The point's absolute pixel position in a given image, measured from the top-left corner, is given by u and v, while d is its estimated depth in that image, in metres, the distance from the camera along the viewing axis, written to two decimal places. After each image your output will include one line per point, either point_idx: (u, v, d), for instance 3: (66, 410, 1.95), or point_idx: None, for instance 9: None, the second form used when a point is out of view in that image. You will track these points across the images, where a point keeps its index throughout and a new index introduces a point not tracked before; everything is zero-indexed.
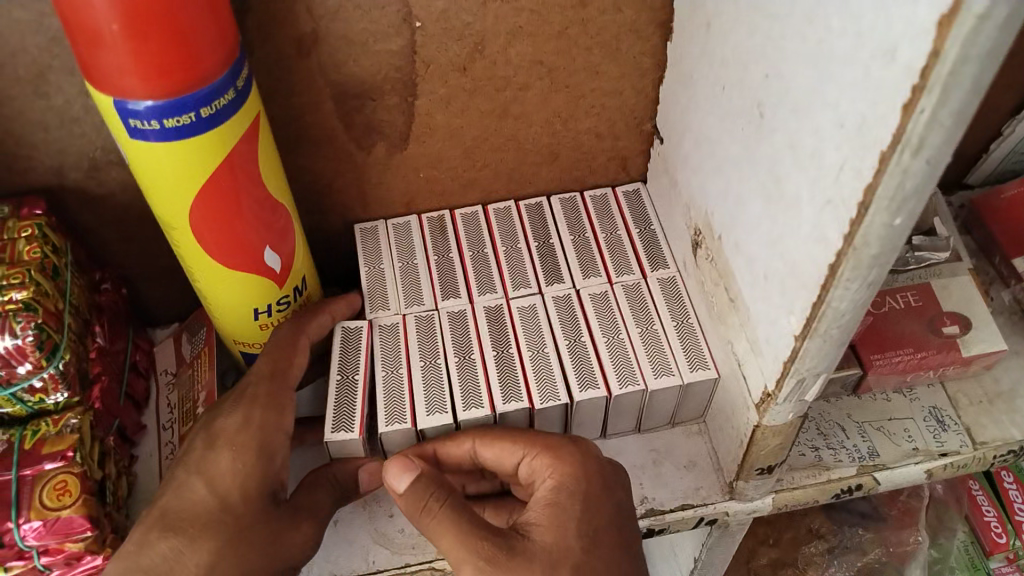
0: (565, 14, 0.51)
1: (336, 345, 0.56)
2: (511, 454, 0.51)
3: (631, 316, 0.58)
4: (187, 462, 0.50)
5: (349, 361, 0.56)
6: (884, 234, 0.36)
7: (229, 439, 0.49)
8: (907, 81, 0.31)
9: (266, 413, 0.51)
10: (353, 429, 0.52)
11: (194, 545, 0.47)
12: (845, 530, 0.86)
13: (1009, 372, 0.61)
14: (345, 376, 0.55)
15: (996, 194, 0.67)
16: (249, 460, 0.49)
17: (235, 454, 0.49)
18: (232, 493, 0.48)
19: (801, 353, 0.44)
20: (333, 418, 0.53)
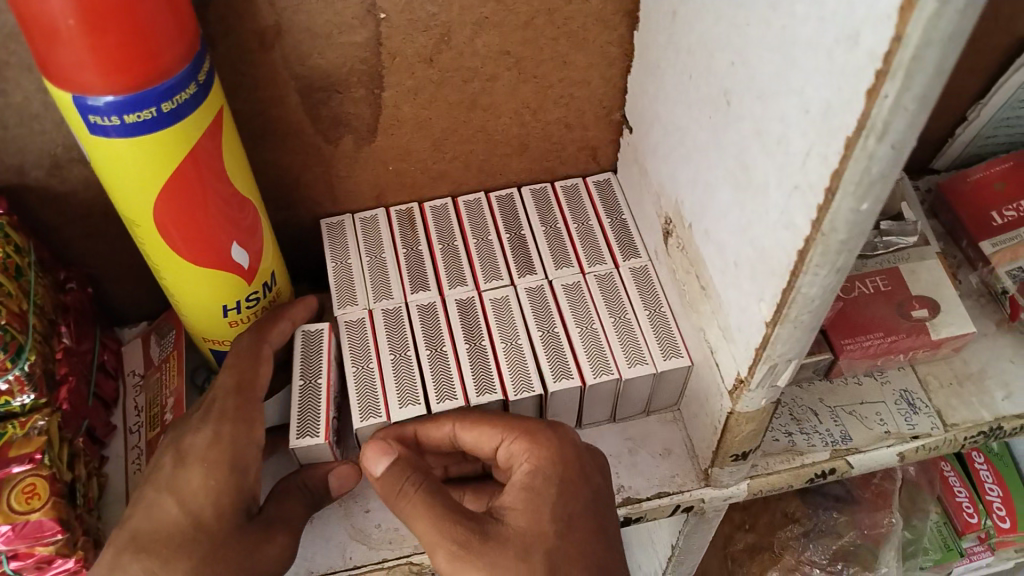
0: (531, 4, 0.51)
1: (297, 349, 0.55)
2: (489, 437, 0.50)
3: (604, 305, 0.58)
4: (157, 480, 0.49)
5: (312, 364, 0.55)
6: (852, 219, 0.36)
7: (200, 455, 0.49)
8: (870, 67, 0.31)
9: (235, 427, 0.50)
10: (318, 434, 0.52)
11: (169, 566, 0.46)
12: (819, 513, 0.87)
13: (977, 354, 0.62)
14: (308, 380, 0.54)
15: (962, 178, 0.67)
16: (221, 476, 0.48)
17: (204, 472, 0.48)
18: (204, 511, 0.47)
19: (772, 338, 0.44)
20: (297, 425, 0.53)
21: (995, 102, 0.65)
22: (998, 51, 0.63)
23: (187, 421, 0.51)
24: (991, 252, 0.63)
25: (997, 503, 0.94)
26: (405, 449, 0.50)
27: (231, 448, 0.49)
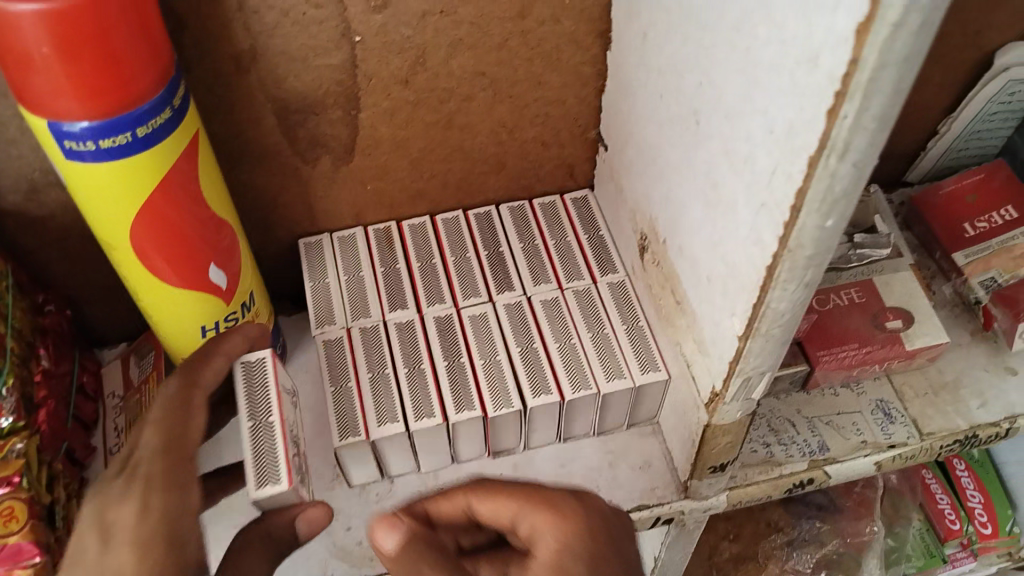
0: (504, 25, 0.52)
1: (239, 384, 0.48)
2: (501, 506, 0.46)
3: (582, 321, 0.59)
4: (78, 571, 0.39)
5: (260, 400, 0.47)
6: (817, 235, 0.37)
7: (128, 535, 0.40)
8: (830, 89, 0.32)
9: (166, 494, 0.41)
10: (281, 481, 0.46)
11: None
12: (802, 523, 0.88)
13: (952, 364, 0.63)
14: (257, 420, 0.47)
15: (934, 191, 0.68)
16: (159, 557, 0.39)
17: (138, 553, 0.39)
18: None
19: (745, 352, 0.45)
20: (255, 472, 0.46)
21: (965, 116, 0.66)
22: (965, 65, 0.64)
23: (103, 495, 0.41)
24: (964, 262, 0.64)
25: (979, 510, 0.95)
26: (417, 523, 0.45)
27: (172, 519, 0.41)
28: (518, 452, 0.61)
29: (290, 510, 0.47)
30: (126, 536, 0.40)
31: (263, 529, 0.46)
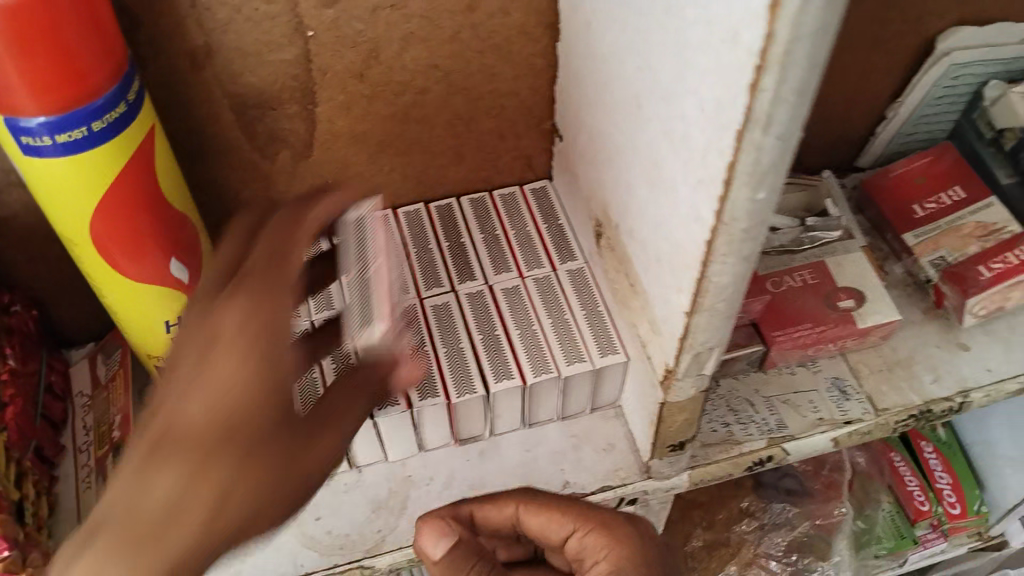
0: (455, 18, 0.53)
1: (348, 238, 0.49)
2: (550, 520, 0.54)
3: (543, 306, 0.60)
4: (176, 378, 0.40)
5: (364, 252, 0.49)
6: (750, 208, 0.39)
7: (229, 341, 0.40)
8: (750, 63, 0.34)
9: (259, 302, 0.41)
10: (384, 317, 0.47)
11: (206, 474, 0.38)
12: (773, 506, 0.89)
13: (905, 341, 0.64)
14: (363, 270, 0.49)
15: (884, 174, 0.70)
16: (256, 362, 0.39)
17: (234, 367, 0.39)
18: (240, 412, 0.39)
19: (692, 328, 0.46)
20: (373, 310, 0.47)
21: (912, 100, 0.69)
22: (909, 51, 0.66)
23: (213, 302, 0.42)
24: (914, 243, 0.66)
25: (947, 491, 0.97)
26: (463, 530, 0.53)
27: (265, 349, 0.40)
28: (485, 439, 0.62)
29: (386, 363, 0.45)
30: (227, 343, 0.40)
31: (356, 381, 0.44)
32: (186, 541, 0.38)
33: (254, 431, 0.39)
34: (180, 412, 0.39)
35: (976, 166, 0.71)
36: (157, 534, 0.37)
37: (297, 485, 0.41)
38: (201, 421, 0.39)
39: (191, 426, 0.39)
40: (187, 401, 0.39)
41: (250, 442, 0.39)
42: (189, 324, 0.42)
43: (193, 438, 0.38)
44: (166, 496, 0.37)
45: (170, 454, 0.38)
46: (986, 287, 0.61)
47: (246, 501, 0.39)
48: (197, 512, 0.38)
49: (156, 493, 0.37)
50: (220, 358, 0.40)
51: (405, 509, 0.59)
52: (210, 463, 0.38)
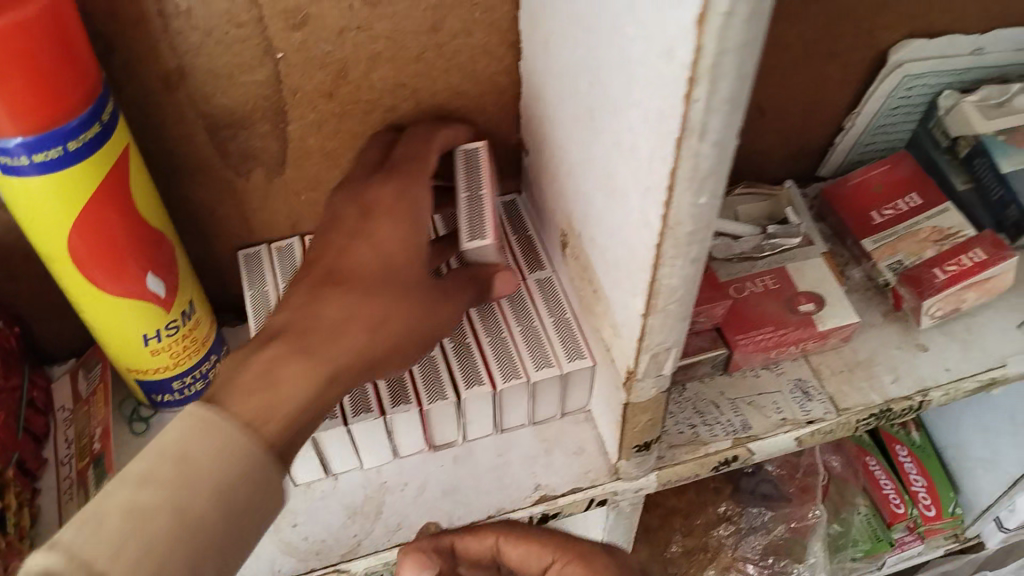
0: (419, 39, 0.55)
1: (460, 165, 0.61)
2: (528, 552, 0.56)
3: (512, 314, 0.62)
4: (345, 229, 0.56)
5: (474, 178, 0.60)
6: (693, 213, 0.41)
7: (386, 208, 0.56)
8: (683, 76, 0.36)
9: (400, 183, 0.57)
10: (486, 236, 0.57)
11: (369, 297, 0.53)
12: (749, 511, 0.91)
13: (865, 343, 0.66)
14: (471, 193, 0.59)
15: (843, 182, 0.72)
16: (405, 224, 0.56)
17: (390, 230, 0.55)
18: (394, 255, 0.55)
19: (648, 329, 0.48)
20: (467, 229, 0.58)
21: (866, 111, 0.71)
22: (861, 64, 0.68)
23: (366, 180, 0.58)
24: (873, 248, 0.68)
25: (922, 493, 0.98)
26: (443, 561, 0.55)
27: (414, 216, 0.56)
28: (459, 445, 0.64)
29: (490, 267, 0.60)
30: (383, 214, 0.56)
31: (470, 274, 0.58)
32: (343, 355, 0.50)
33: (403, 277, 0.54)
34: (352, 253, 0.55)
35: (934, 172, 0.73)
36: (314, 350, 0.49)
37: (432, 322, 0.55)
38: (364, 263, 0.54)
39: (358, 266, 0.54)
40: (354, 245, 0.55)
41: (401, 282, 0.54)
42: (353, 185, 0.59)
43: (361, 274, 0.53)
44: (335, 317, 0.51)
45: (343, 283, 0.53)
46: (942, 287, 0.63)
47: (395, 331, 0.53)
48: (354, 333, 0.51)
49: (326, 313, 0.51)
50: (374, 227, 0.56)
51: (381, 514, 0.61)
52: (368, 298, 0.52)
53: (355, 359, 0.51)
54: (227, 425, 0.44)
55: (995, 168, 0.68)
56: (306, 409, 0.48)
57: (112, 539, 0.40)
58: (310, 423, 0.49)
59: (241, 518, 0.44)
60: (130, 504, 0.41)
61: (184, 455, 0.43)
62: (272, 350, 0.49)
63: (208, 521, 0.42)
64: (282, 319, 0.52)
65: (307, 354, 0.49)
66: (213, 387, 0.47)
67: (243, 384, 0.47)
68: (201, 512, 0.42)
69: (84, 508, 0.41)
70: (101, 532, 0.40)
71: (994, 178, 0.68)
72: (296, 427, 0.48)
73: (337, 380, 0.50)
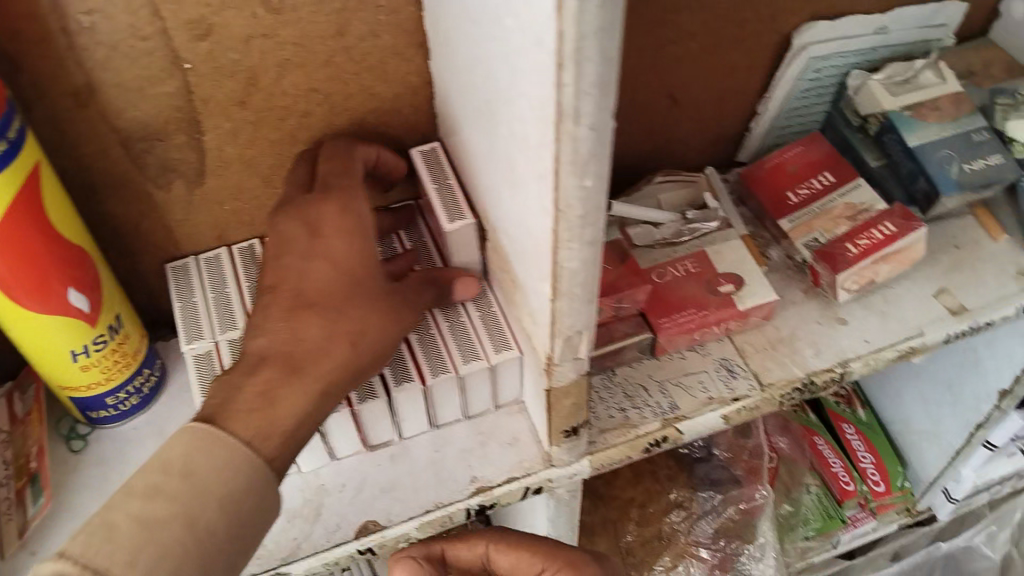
0: (326, 44, 0.57)
1: (421, 162, 0.63)
2: (519, 561, 0.59)
3: (439, 312, 0.64)
4: (298, 251, 0.55)
5: (437, 169, 0.63)
6: (580, 195, 0.42)
7: (337, 226, 0.56)
8: (552, 61, 0.37)
9: (343, 199, 0.57)
10: (467, 216, 0.59)
11: (345, 313, 0.53)
12: (700, 497, 0.94)
13: (788, 320, 0.68)
14: (439, 183, 0.62)
15: (760, 165, 0.74)
16: (360, 239, 0.56)
17: (345, 244, 0.55)
18: (355, 266, 0.55)
19: (557, 313, 0.49)
20: (446, 213, 0.60)
21: (777, 96, 0.74)
22: (767, 49, 0.71)
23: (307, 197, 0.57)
24: (790, 227, 0.70)
25: (870, 470, 1.01)
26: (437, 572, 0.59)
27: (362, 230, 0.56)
28: (395, 443, 0.65)
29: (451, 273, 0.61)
30: (334, 231, 0.55)
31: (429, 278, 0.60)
32: (332, 371, 0.52)
33: (369, 290, 0.54)
34: (311, 275, 0.54)
35: (849, 152, 0.76)
36: (300, 371, 0.51)
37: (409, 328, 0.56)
38: (326, 281, 0.54)
39: (319, 287, 0.54)
40: (311, 265, 0.54)
41: (368, 296, 0.54)
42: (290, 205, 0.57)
43: (328, 294, 0.53)
44: (316, 339, 0.52)
45: (312, 307, 0.53)
46: (854, 261, 0.65)
47: (375, 342, 0.54)
48: (333, 351, 0.52)
49: (306, 334, 0.52)
50: (328, 246, 0.55)
51: (320, 517, 0.62)
52: (341, 317, 0.53)
53: (347, 372, 0.52)
54: (228, 440, 0.47)
55: (902, 143, 0.69)
56: (307, 422, 0.50)
57: (128, 545, 0.43)
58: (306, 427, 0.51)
59: (244, 526, 0.47)
60: (142, 512, 0.45)
61: (189, 470, 0.46)
62: (266, 374, 0.51)
63: (215, 529, 0.46)
64: (264, 343, 0.52)
65: (298, 374, 0.51)
66: (211, 406, 0.49)
67: (242, 403, 0.49)
68: (208, 521, 0.45)
69: (95, 518, 0.45)
70: (116, 538, 0.44)
71: (903, 152, 0.70)
72: (292, 438, 0.50)
73: (330, 393, 0.52)
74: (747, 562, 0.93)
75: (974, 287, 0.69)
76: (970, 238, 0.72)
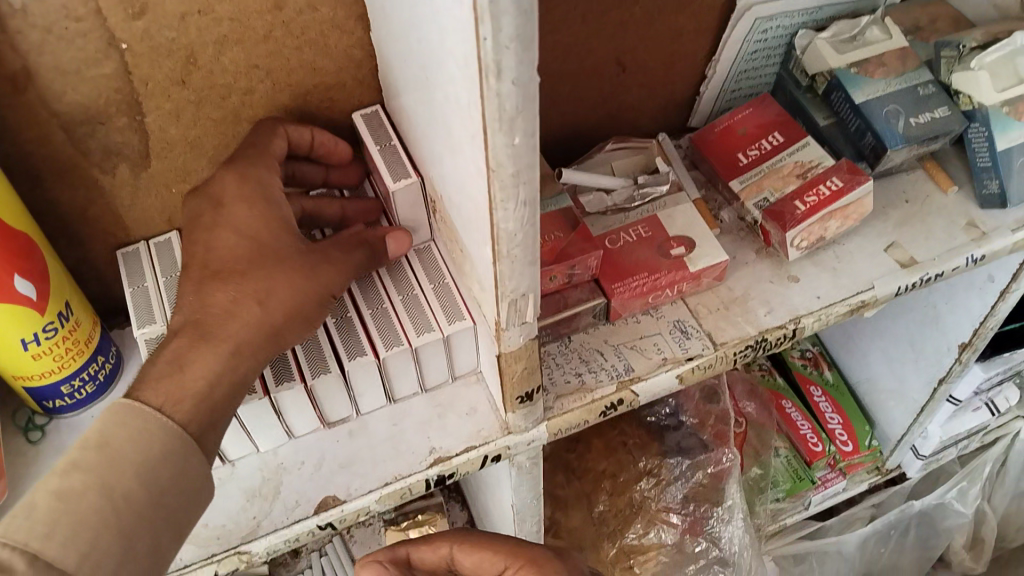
0: (263, 19, 0.56)
1: (363, 127, 0.64)
2: (483, 560, 0.61)
3: (392, 285, 0.64)
4: (203, 224, 0.57)
5: (380, 132, 0.63)
6: (511, 153, 0.42)
7: (236, 193, 0.57)
8: (472, 17, 0.37)
9: (247, 167, 0.58)
10: (411, 174, 0.60)
11: (248, 275, 0.54)
12: (674, 463, 0.97)
13: (740, 281, 0.69)
14: (382, 144, 0.62)
15: (710, 128, 0.75)
16: (259, 204, 0.57)
17: (247, 210, 0.57)
18: (259, 231, 0.56)
19: (500, 276, 0.50)
20: (391, 172, 0.60)
21: (724, 57, 0.75)
22: (713, 11, 0.71)
23: (214, 175, 0.59)
24: (740, 188, 0.70)
25: (838, 430, 1.06)
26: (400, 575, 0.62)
27: (265, 196, 0.57)
28: (353, 419, 0.66)
29: (384, 229, 0.62)
30: (235, 199, 0.57)
31: (360, 237, 0.60)
32: (240, 332, 0.52)
33: (276, 252, 0.55)
34: (215, 244, 0.56)
35: (800, 112, 0.76)
36: (213, 334, 0.52)
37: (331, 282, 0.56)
38: (231, 249, 0.55)
39: (226, 256, 0.55)
40: (216, 236, 0.56)
41: (275, 258, 0.55)
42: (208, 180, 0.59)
43: (234, 259, 0.55)
44: (222, 304, 0.53)
45: (219, 273, 0.54)
46: (802, 218, 0.66)
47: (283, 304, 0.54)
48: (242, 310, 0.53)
49: (212, 300, 0.53)
50: (231, 215, 0.56)
51: (281, 496, 0.62)
52: (245, 280, 0.54)
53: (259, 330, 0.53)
54: (144, 410, 0.48)
55: (849, 100, 0.69)
56: (221, 381, 0.51)
57: (46, 519, 0.43)
58: (233, 397, 0.52)
59: (167, 496, 0.48)
60: (60, 488, 0.45)
61: (104, 442, 0.46)
62: (178, 340, 0.52)
63: (133, 497, 0.46)
64: (177, 317, 0.53)
65: (205, 339, 0.52)
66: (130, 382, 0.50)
67: (153, 374, 0.50)
68: (126, 490, 0.46)
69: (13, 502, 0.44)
70: (35, 516, 0.43)
71: (850, 109, 0.70)
72: (215, 409, 0.51)
73: (243, 354, 0.52)
74: (716, 523, 0.97)
75: (924, 240, 0.70)
76: (920, 192, 0.73)
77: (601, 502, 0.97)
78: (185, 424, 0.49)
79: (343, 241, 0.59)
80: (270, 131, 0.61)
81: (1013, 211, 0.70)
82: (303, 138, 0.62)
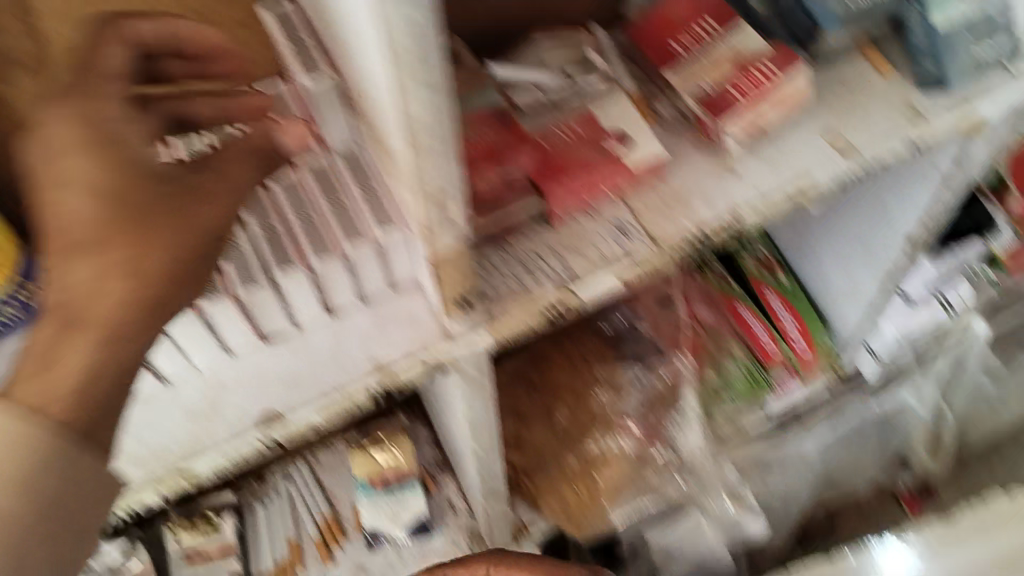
0: None
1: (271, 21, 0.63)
2: None
3: (320, 188, 0.61)
4: (41, 172, 0.48)
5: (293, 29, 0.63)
6: (410, 33, 0.39)
7: (65, 138, 0.48)
8: None
9: (82, 110, 0.49)
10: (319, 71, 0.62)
11: (100, 248, 0.47)
12: (635, 374, 1.01)
13: (678, 175, 0.68)
14: (298, 40, 0.63)
15: (643, 17, 0.73)
16: (106, 154, 0.48)
17: (91, 163, 0.48)
18: (103, 183, 0.48)
19: (419, 172, 0.47)
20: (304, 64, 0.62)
21: None
22: None
23: (41, 108, 0.49)
24: (675, 78, 0.69)
25: (791, 331, 1.08)
26: None
27: (111, 146, 0.49)
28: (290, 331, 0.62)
29: (268, 132, 0.56)
30: (72, 147, 0.48)
31: (247, 146, 0.54)
32: (109, 314, 0.47)
33: (131, 211, 0.48)
34: (61, 207, 0.48)
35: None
36: (75, 325, 0.47)
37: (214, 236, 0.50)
38: (78, 216, 0.47)
39: (74, 223, 0.47)
40: (61, 194, 0.48)
41: (128, 220, 0.47)
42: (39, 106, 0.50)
43: (83, 229, 0.47)
44: (78, 286, 0.47)
45: (72, 248, 0.47)
46: (742, 110, 0.65)
47: (157, 275, 0.48)
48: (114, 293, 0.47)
49: (70, 281, 0.47)
50: (73, 168, 0.48)
51: (220, 412, 0.64)
52: (101, 251, 0.47)
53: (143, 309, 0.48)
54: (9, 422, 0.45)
55: None
56: (99, 372, 0.47)
57: None
58: (113, 386, 0.48)
59: (58, 502, 0.47)
60: None
61: None
62: (44, 331, 0.47)
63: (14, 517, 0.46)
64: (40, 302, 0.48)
65: (71, 330, 0.47)
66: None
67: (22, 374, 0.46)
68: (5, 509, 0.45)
69: None
70: None
71: None
72: (95, 403, 0.48)
73: (121, 337, 0.48)
74: (675, 427, 1.04)
75: (863, 127, 0.69)
76: (859, 77, 0.72)
77: (559, 415, 1.00)
78: (72, 400, 0.47)
79: (226, 177, 0.52)
80: (118, 49, 0.51)
81: (954, 90, 0.70)
82: (156, 34, 0.54)
